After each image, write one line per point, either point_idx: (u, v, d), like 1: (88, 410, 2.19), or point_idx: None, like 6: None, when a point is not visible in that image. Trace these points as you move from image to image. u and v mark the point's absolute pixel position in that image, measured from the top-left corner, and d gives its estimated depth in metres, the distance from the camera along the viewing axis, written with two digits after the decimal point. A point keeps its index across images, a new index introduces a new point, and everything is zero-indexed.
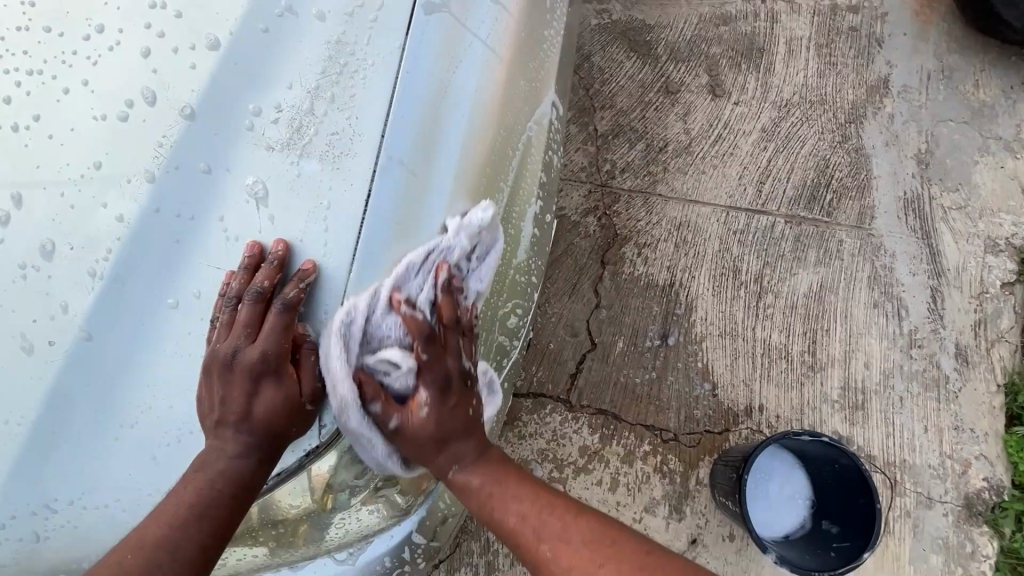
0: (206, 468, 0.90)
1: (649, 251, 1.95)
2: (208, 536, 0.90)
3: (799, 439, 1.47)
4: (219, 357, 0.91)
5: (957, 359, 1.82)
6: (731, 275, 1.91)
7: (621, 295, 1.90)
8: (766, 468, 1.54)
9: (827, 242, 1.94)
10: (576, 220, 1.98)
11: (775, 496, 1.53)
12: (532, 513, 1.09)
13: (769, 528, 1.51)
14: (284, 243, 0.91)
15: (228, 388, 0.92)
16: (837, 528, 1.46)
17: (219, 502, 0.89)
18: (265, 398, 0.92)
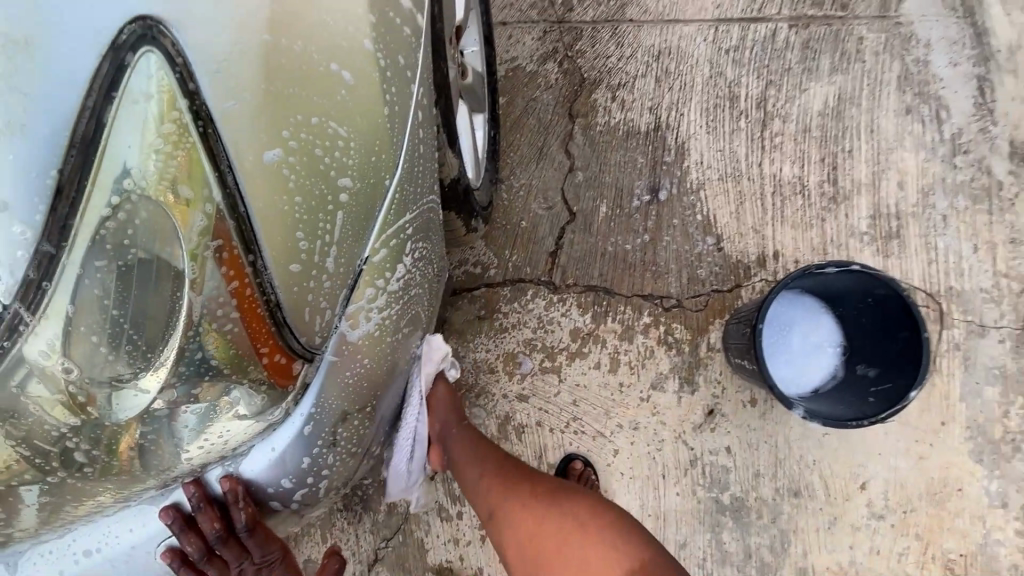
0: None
1: (625, 93, 1.61)
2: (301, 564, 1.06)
3: (820, 274, 1.21)
4: None
5: (1014, 160, 1.50)
6: (727, 104, 1.58)
7: (598, 151, 1.60)
8: (783, 316, 1.31)
9: (843, 43, 1.57)
10: (534, 70, 1.64)
11: (795, 345, 1.31)
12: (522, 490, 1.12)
13: (791, 383, 1.29)
14: (196, 482, 0.79)
15: None
16: (875, 371, 1.24)
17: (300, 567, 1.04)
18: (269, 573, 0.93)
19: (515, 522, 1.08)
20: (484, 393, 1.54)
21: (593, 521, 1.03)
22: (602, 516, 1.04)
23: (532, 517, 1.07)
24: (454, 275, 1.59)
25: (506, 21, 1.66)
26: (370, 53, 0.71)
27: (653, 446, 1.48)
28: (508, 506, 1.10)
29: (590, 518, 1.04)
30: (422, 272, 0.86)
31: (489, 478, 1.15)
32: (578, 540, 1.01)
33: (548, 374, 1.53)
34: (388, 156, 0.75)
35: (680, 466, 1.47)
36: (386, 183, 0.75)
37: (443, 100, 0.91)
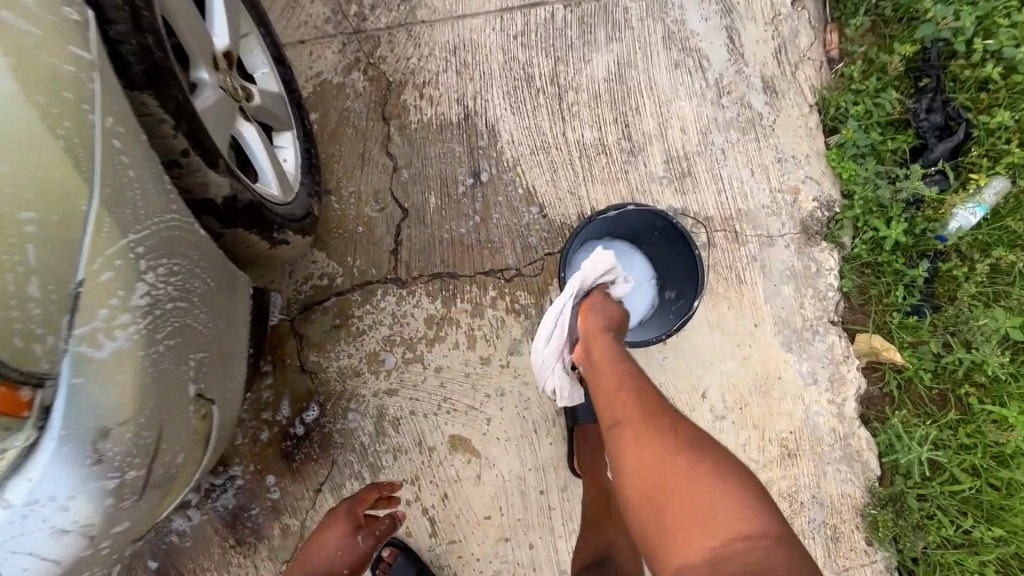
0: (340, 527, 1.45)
1: (432, 89, 1.71)
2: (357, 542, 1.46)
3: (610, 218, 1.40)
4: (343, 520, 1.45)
5: (768, 92, 1.75)
6: (525, 84, 1.73)
7: (417, 147, 1.69)
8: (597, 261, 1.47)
9: (612, 14, 1.75)
10: (341, 82, 1.70)
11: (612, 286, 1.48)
12: (656, 422, 1.14)
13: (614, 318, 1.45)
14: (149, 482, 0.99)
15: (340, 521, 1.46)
16: (675, 292, 1.42)
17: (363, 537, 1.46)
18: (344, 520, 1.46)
19: (645, 448, 1.10)
20: (355, 397, 1.59)
21: (731, 482, 1.04)
22: (737, 482, 1.05)
23: (669, 449, 1.09)
24: (302, 291, 1.62)
25: (305, 39, 1.71)
26: (36, 87, 0.75)
27: (521, 406, 1.60)
28: (642, 436, 1.13)
29: (732, 477, 1.06)
30: (174, 287, 0.95)
31: (625, 396, 1.18)
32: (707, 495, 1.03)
33: (412, 364, 1.60)
34: (80, 185, 0.79)
35: (548, 418, 1.60)
36: (84, 209, 0.80)
37: (185, 122, 0.96)
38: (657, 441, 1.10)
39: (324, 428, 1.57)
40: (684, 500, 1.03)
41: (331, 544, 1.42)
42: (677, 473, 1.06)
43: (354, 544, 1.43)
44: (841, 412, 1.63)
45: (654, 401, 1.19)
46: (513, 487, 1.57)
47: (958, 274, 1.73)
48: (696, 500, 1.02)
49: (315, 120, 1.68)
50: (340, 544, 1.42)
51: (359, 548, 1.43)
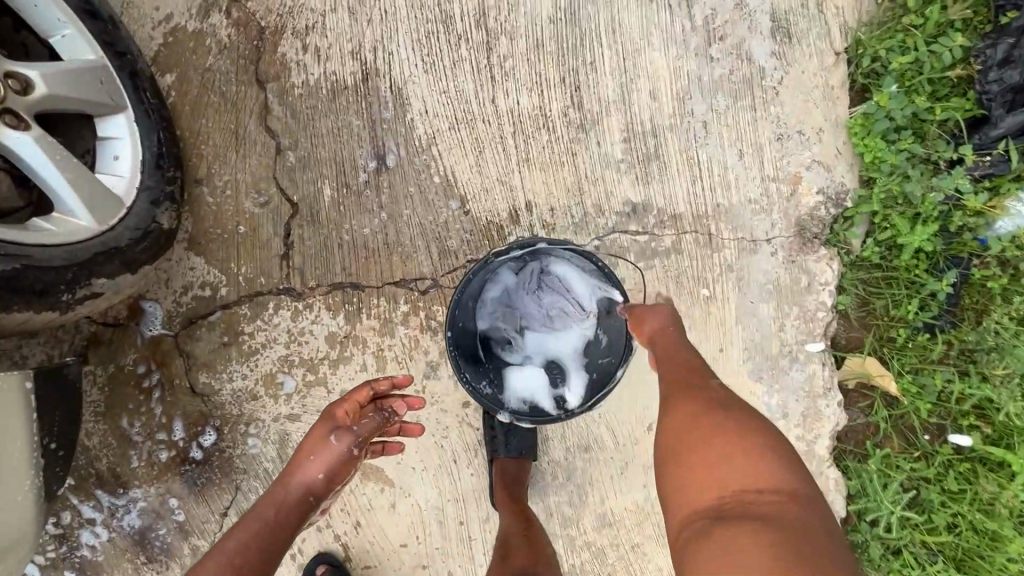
0: (320, 450, 1.12)
1: (318, 37, 1.28)
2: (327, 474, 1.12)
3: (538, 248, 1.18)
4: (329, 424, 1.14)
5: (776, 37, 1.27)
6: (442, 29, 1.28)
7: (303, 120, 1.31)
8: (533, 302, 1.27)
9: None
10: (199, 28, 1.29)
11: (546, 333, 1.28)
12: (702, 389, 0.93)
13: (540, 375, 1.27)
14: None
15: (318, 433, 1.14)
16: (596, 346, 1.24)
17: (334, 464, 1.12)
18: (327, 434, 1.13)
19: (683, 408, 0.91)
20: (254, 421, 1.42)
21: (769, 442, 0.83)
22: (777, 444, 0.83)
23: (706, 409, 0.89)
24: (184, 303, 1.39)
25: None
26: None
27: (438, 435, 1.42)
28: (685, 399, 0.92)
29: (777, 444, 0.83)
30: None
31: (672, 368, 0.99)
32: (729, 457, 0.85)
33: (314, 388, 1.40)
34: None
35: (470, 448, 1.42)
36: None
37: None
38: (694, 402, 0.91)
39: (224, 452, 1.43)
40: (705, 454, 0.83)
41: (302, 477, 1.11)
42: (705, 427, 0.86)
43: (326, 447, 1.12)
44: (810, 450, 1.40)
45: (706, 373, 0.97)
46: (431, 517, 1.45)
47: (993, 285, 1.37)
48: (720, 454, 0.82)
49: (172, 85, 1.30)
50: (311, 454, 1.12)
51: (337, 454, 1.12)
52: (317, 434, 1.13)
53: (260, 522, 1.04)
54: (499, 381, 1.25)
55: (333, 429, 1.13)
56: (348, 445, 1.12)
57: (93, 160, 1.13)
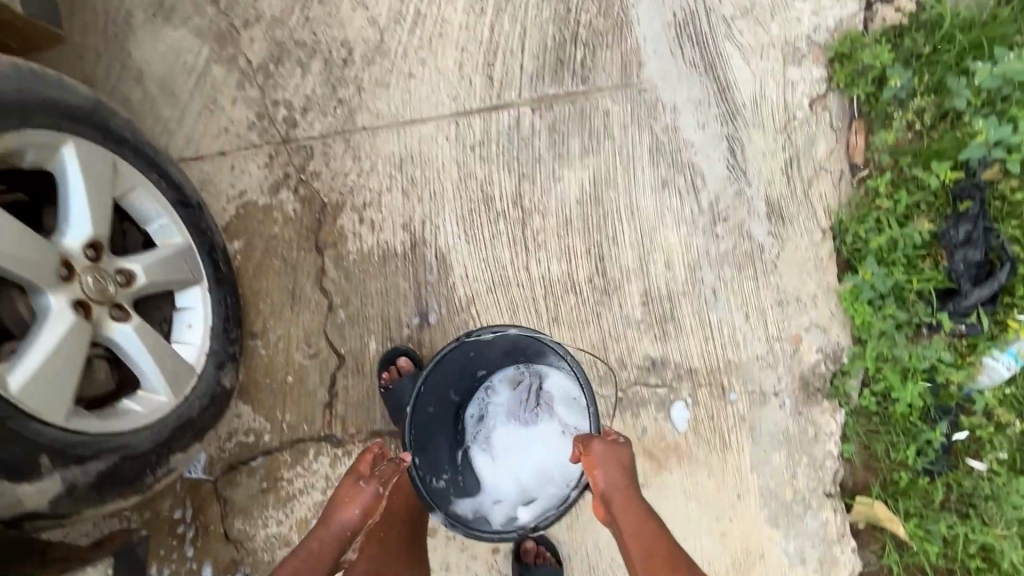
0: (354, 495, 1.16)
1: (374, 211, 1.46)
2: (362, 514, 1.15)
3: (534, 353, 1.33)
4: (354, 475, 1.19)
5: (772, 219, 1.47)
6: (483, 207, 1.46)
7: (356, 282, 1.45)
8: (529, 414, 1.38)
9: (590, 121, 1.46)
10: (268, 202, 1.45)
11: (530, 436, 1.37)
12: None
13: (511, 492, 1.34)
14: None
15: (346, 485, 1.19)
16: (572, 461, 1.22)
17: (367, 500, 1.16)
18: (357, 480, 1.18)
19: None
20: None
21: None
22: None
23: None
24: (227, 449, 1.45)
25: (225, 150, 1.45)
26: None
27: None
28: None
29: None
30: None
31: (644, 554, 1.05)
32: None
33: None
34: None
35: None
36: None
37: None
38: None
39: None
40: None
41: (341, 519, 1.14)
42: None
43: (358, 491, 1.17)
44: None
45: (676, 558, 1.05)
46: None
47: (982, 433, 1.48)
48: None
49: (238, 250, 1.45)
50: (344, 497, 1.16)
51: (368, 495, 1.16)
52: (351, 480, 1.19)
53: (301, 561, 1.09)
54: (466, 476, 1.36)
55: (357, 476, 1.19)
56: (377, 486, 1.17)
57: (169, 328, 1.25)
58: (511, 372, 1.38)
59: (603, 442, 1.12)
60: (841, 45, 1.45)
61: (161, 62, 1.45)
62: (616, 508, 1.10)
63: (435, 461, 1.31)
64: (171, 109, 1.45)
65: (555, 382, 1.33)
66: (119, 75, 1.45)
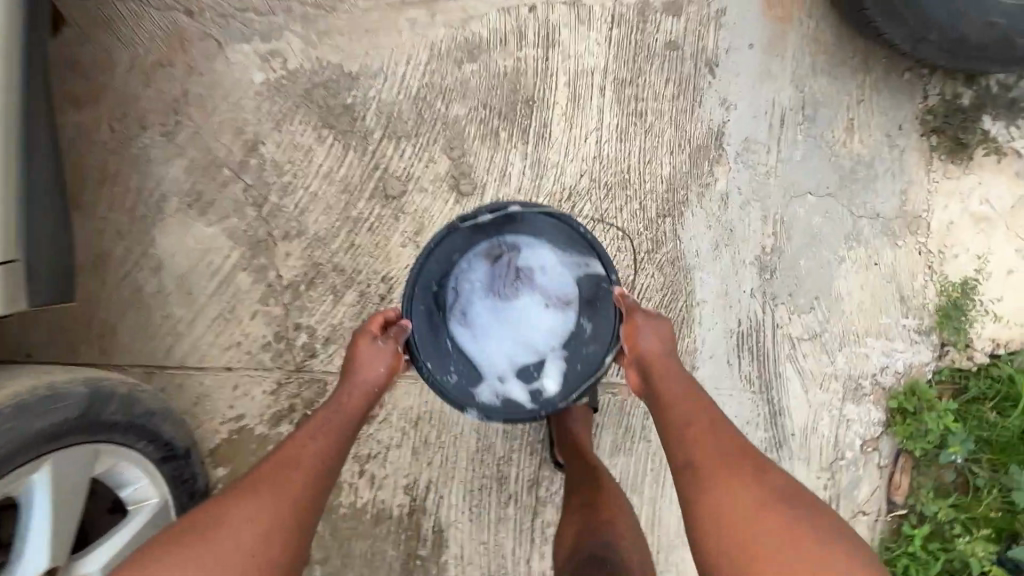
0: (375, 361, 1.10)
1: (376, 465, 1.32)
2: (386, 373, 1.11)
3: (506, 223, 1.16)
4: (369, 332, 1.12)
5: None
6: (495, 486, 1.33)
7: (339, 538, 1.31)
8: (508, 287, 1.16)
9: (629, 418, 1.34)
10: (265, 433, 1.32)
11: (522, 318, 1.17)
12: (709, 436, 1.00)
13: (514, 364, 1.15)
14: None
15: (369, 355, 1.11)
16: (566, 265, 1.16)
17: (389, 362, 1.11)
18: (377, 349, 1.10)
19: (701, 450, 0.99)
20: None
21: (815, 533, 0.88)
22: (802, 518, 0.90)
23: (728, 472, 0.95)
24: None
25: (232, 366, 1.32)
26: None
27: None
28: (718, 472, 0.95)
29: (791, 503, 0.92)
30: None
31: (687, 410, 1.03)
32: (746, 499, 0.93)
33: None
34: None
35: None
36: None
37: None
38: (709, 456, 0.97)
39: None
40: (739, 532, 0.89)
41: (364, 378, 1.09)
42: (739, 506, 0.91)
43: (376, 350, 1.10)
44: None
45: (708, 412, 1.03)
46: None
47: None
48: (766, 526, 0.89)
49: (221, 477, 1.31)
50: (360, 355, 1.11)
51: (388, 354, 1.10)
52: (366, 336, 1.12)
53: (333, 410, 1.07)
54: (459, 368, 1.15)
55: (372, 345, 1.11)
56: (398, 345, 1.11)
57: None
58: (487, 245, 1.16)
59: (645, 314, 1.10)
60: (903, 398, 1.34)
61: (186, 256, 1.33)
62: (655, 372, 1.08)
63: (435, 354, 1.13)
64: (185, 309, 1.33)
65: (531, 247, 1.17)
66: (137, 261, 1.33)
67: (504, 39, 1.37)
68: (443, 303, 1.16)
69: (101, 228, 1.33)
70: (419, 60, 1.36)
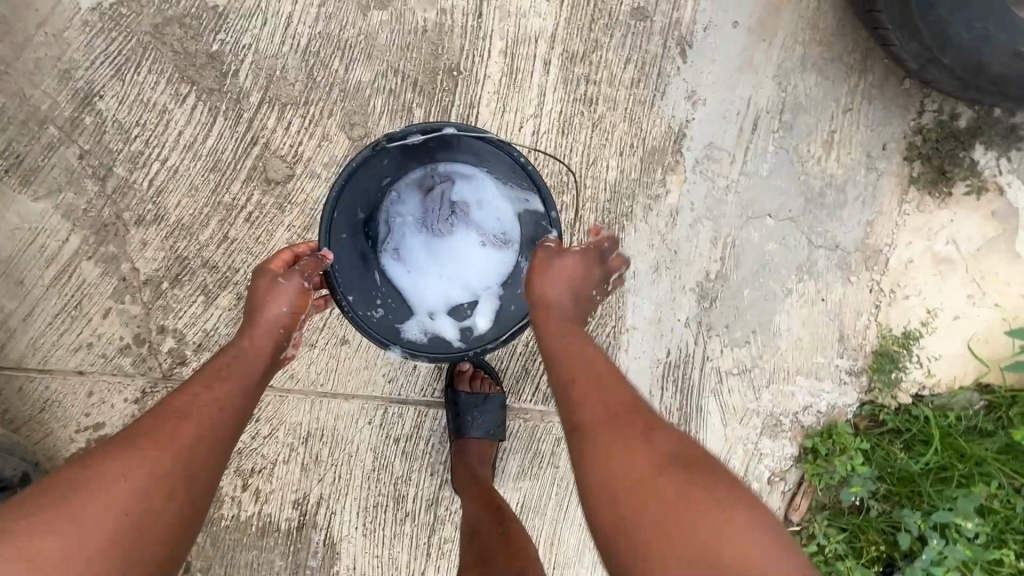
0: (280, 298, 0.83)
1: (261, 480, 1.22)
2: (293, 315, 0.84)
3: (443, 148, 0.97)
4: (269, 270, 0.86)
5: None
6: (391, 504, 1.25)
7: (220, 552, 1.22)
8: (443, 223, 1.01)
9: (538, 443, 1.26)
10: None
11: (460, 258, 1.02)
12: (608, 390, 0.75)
13: (447, 301, 1.01)
14: None
15: (271, 296, 0.83)
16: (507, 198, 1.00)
17: (295, 301, 0.83)
18: (282, 291, 0.83)
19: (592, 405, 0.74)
20: None
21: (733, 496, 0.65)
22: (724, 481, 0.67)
23: (629, 436, 0.70)
24: None
25: (84, 370, 1.12)
26: None
27: None
28: (620, 435, 0.70)
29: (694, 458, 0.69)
30: None
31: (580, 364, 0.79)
32: (641, 461, 0.68)
33: None
34: None
35: None
36: None
37: None
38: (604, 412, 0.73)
39: None
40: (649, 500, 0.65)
41: (265, 315, 0.83)
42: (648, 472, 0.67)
43: (276, 289, 0.83)
44: None
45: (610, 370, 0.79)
46: None
47: None
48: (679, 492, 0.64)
49: None
50: (264, 293, 0.83)
51: (296, 289, 0.83)
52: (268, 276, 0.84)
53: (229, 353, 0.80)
54: (387, 305, 0.99)
55: (271, 280, 0.85)
56: (307, 280, 0.84)
57: None
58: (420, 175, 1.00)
59: (553, 251, 0.87)
60: (818, 441, 1.29)
61: (10, 236, 1.07)
62: (555, 324, 0.83)
63: (360, 286, 0.95)
64: (16, 303, 1.09)
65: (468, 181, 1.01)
66: None
67: None
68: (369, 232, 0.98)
69: None
70: (311, 2, 1.06)
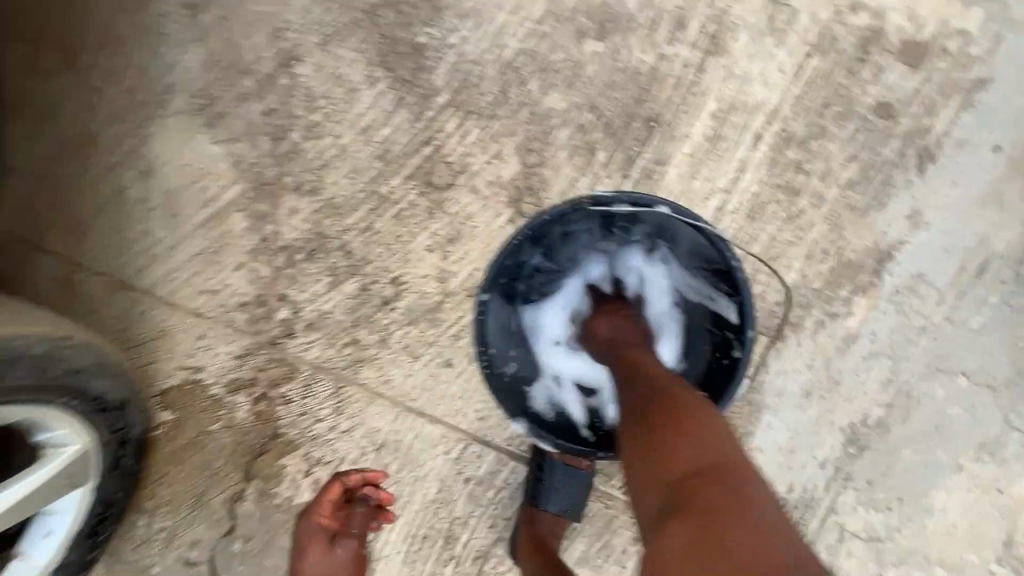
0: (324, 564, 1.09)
1: (324, 473, 1.18)
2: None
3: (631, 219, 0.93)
4: (318, 520, 1.11)
5: None
6: (441, 542, 1.17)
7: (268, 523, 1.21)
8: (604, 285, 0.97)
9: (613, 534, 1.13)
10: (218, 397, 1.17)
11: None
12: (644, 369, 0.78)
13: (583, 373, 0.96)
14: None
15: (318, 559, 1.10)
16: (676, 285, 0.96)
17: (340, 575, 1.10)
18: (331, 558, 1.10)
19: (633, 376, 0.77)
20: None
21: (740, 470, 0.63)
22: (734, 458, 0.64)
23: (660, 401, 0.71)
24: None
25: (203, 314, 1.14)
26: None
27: None
28: (648, 402, 0.72)
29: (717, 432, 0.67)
30: None
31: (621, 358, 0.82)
32: (669, 432, 0.67)
33: None
34: None
35: None
36: None
37: None
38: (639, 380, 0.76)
39: None
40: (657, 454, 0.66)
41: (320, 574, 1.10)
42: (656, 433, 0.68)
43: (326, 545, 1.10)
44: None
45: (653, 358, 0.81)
46: None
47: None
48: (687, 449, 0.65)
49: (165, 422, 1.19)
50: (316, 553, 1.10)
51: (343, 551, 1.10)
52: (307, 517, 1.11)
53: None
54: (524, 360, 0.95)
55: (320, 533, 1.10)
56: (353, 543, 1.10)
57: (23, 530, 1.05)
58: (595, 233, 0.95)
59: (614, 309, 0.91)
60: None
61: (180, 170, 1.09)
62: (611, 332, 0.87)
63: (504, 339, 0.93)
64: (166, 233, 1.11)
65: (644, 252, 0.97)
66: (125, 157, 1.09)
67: (651, 24, 0.98)
68: (525, 278, 0.95)
69: (94, 103, 1.08)
70: (529, 15, 1.00)
